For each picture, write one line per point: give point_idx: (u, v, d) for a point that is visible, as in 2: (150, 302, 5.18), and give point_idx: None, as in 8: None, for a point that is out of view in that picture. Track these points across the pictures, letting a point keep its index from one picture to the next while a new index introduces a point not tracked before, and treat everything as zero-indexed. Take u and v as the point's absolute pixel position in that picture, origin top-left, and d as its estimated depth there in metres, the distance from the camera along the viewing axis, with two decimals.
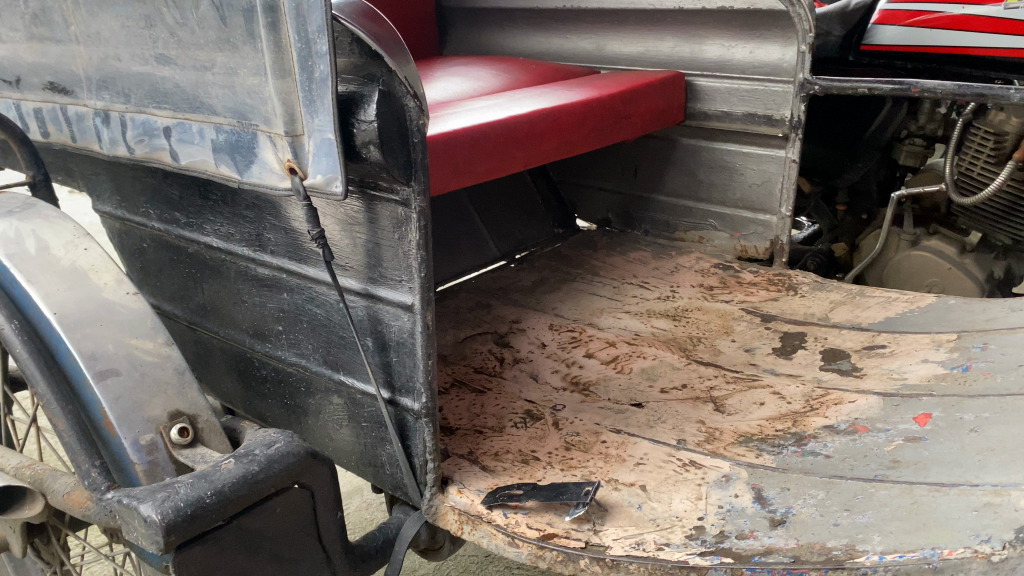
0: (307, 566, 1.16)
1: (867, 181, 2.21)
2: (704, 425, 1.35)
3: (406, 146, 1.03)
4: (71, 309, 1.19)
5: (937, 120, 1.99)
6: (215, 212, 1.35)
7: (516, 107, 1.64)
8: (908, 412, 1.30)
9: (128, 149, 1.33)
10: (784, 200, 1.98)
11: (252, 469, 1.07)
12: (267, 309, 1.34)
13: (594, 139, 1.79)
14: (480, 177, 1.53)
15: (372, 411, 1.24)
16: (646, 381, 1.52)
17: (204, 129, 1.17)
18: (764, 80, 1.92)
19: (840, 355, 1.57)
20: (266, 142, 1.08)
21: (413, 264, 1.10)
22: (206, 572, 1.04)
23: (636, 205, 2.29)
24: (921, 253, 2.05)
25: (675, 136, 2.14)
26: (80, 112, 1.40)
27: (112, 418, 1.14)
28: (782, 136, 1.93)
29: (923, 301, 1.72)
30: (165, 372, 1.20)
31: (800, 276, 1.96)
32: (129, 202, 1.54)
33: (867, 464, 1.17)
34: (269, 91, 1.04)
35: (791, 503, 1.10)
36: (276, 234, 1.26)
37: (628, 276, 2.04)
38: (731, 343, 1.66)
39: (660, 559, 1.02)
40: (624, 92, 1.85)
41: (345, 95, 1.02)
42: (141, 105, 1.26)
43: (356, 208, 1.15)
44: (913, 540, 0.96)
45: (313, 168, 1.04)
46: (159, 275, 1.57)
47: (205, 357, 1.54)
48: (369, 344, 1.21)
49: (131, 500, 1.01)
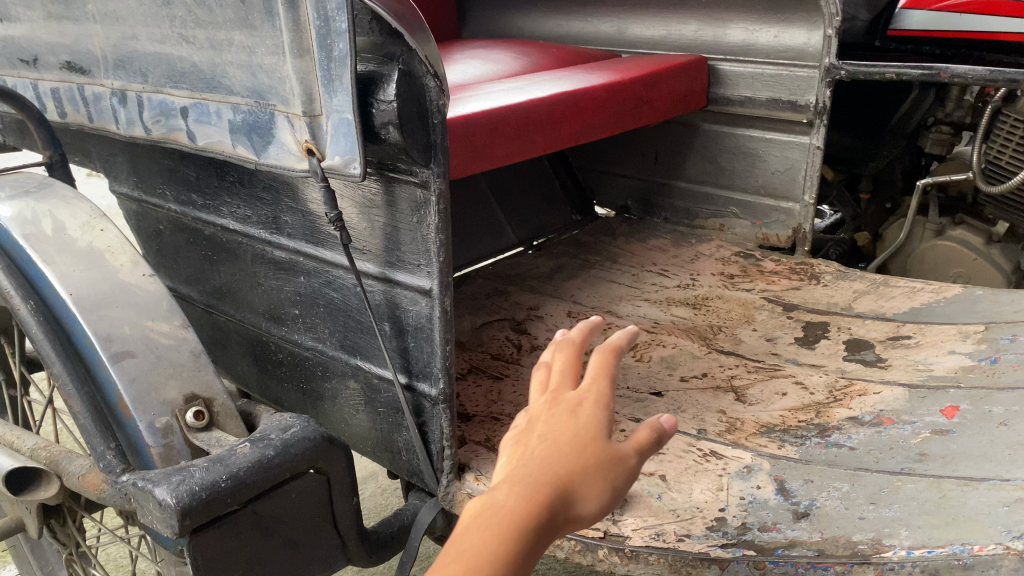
0: (323, 551, 1.15)
1: (892, 169, 2.18)
2: (725, 415, 1.33)
3: (426, 126, 1.01)
4: (87, 290, 1.18)
5: (967, 108, 1.96)
6: (232, 193, 1.34)
7: (537, 90, 1.61)
8: (934, 405, 1.27)
9: (145, 129, 1.32)
10: (808, 188, 1.94)
11: (268, 453, 1.06)
12: (284, 293, 1.33)
13: (615, 124, 1.76)
14: (499, 161, 1.51)
15: (389, 396, 1.22)
16: (666, 370, 1.50)
17: (223, 109, 1.16)
18: (789, 65, 1.88)
19: (864, 345, 1.54)
20: (285, 123, 1.06)
21: (431, 248, 1.08)
22: (220, 557, 1.03)
23: (656, 192, 2.27)
24: (946, 243, 2.01)
25: (697, 122, 2.11)
26: (97, 92, 1.39)
27: (127, 401, 1.13)
28: (807, 122, 1.89)
29: (949, 292, 1.69)
30: (181, 355, 1.19)
31: (823, 265, 1.92)
32: (146, 183, 1.53)
33: (893, 457, 1.14)
34: (288, 71, 1.02)
35: (814, 495, 1.08)
36: (293, 217, 1.24)
37: (648, 263, 2.01)
38: (753, 332, 1.63)
39: (680, 550, 1.00)
40: (645, 75, 1.81)
41: (364, 75, 1.00)
42: (159, 85, 1.25)
43: (374, 190, 1.13)
44: (942, 535, 0.94)
45: (332, 149, 1.02)
46: (175, 258, 1.56)
47: (221, 340, 1.54)
48: (386, 329, 1.20)
49: (146, 483, 1.01)
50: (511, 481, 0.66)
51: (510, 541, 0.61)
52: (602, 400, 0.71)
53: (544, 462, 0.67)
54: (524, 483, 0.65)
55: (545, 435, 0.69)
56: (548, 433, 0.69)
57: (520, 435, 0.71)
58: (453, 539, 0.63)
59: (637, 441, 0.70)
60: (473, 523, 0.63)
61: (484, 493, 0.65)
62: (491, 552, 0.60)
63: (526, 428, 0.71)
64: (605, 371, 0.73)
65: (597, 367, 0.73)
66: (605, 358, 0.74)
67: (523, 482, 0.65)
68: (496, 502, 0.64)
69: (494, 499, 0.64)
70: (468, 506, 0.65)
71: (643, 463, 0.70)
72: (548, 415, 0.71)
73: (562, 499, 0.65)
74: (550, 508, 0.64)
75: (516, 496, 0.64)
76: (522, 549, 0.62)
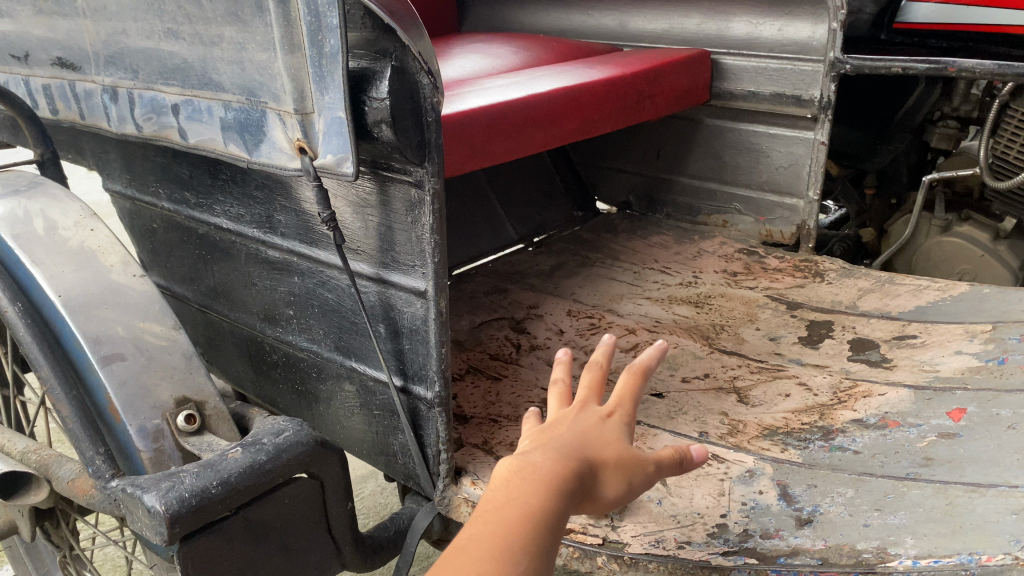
0: (317, 557, 1.13)
1: (897, 164, 2.15)
2: (727, 417, 1.30)
3: (420, 124, 0.99)
4: (77, 291, 1.16)
5: (974, 102, 1.93)
6: (225, 192, 1.31)
7: (536, 85, 1.59)
8: (941, 407, 1.25)
9: (137, 127, 1.30)
10: (812, 184, 1.92)
11: (260, 458, 1.04)
12: (278, 293, 1.30)
13: (616, 120, 1.73)
14: (498, 157, 1.48)
15: (385, 399, 1.20)
16: (667, 370, 1.47)
17: (213, 106, 1.13)
18: (793, 59, 1.85)
19: (869, 345, 1.51)
20: (276, 121, 1.04)
21: (427, 249, 1.06)
22: (211, 564, 1.01)
23: (658, 188, 2.24)
24: (953, 240, 1.98)
25: (700, 117, 2.08)
26: (88, 89, 1.36)
27: (116, 405, 1.11)
28: (811, 117, 1.86)
29: (955, 290, 1.66)
30: (173, 357, 1.17)
31: (828, 262, 1.90)
32: (139, 181, 1.50)
33: (898, 461, 1.12)
34: (279, 67, 0.99)
35: (818, 501, 1.06)
36: (287, 216, 1.22)
37: (649, 261, 1.99)
38: (756, 331, 1.61)
39: (681, 558, 0.98)
40: (647, 70, 1.79)
41: (357, 71, 0.97)
42: (150, 82, 1.22)
43: (368, 189, 1.10)
44: (949, 544, 0.92)
45: (324, 148, 1.00)
46: (169, 257, 1.54)
47: (216, 340, 1.52)
48: (381, 331, 1.17)
49: (135, 489, 0.99)
50: (548, 449, 0.77)
51: (553, 497, 0.72)
52: (629, 410, 0.85)
53: (578, 442, 0.79)
54: (561, 454, 0.76)
55: (579, 424, 0.81)
56: (581, 424, 0.81)
57: (550, 422, 0.83)
58: (498, 488, 0.73)
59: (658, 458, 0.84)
60: (519, 477, 0.73)
61: (523, 455, 0.76)
62: (538, 501, 0.71)
63: (557, 419, 0.83)
64: (633, 389, 0.86)
65: (626, 383, 0.86)
66: (634, 378, 0.87)
67: (560, 452, 0.77)
68: (536, 462, 0.75)
69: (534, 461, 0.75)
70: (511, 464, 0.76)
71: (658, 475, 0.84)
72: (578, 411, 0.84)
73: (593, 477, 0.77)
74: (584, 480, 0.76)
75: (555, 461, 0.75)
76: (561, 505, 0.72)
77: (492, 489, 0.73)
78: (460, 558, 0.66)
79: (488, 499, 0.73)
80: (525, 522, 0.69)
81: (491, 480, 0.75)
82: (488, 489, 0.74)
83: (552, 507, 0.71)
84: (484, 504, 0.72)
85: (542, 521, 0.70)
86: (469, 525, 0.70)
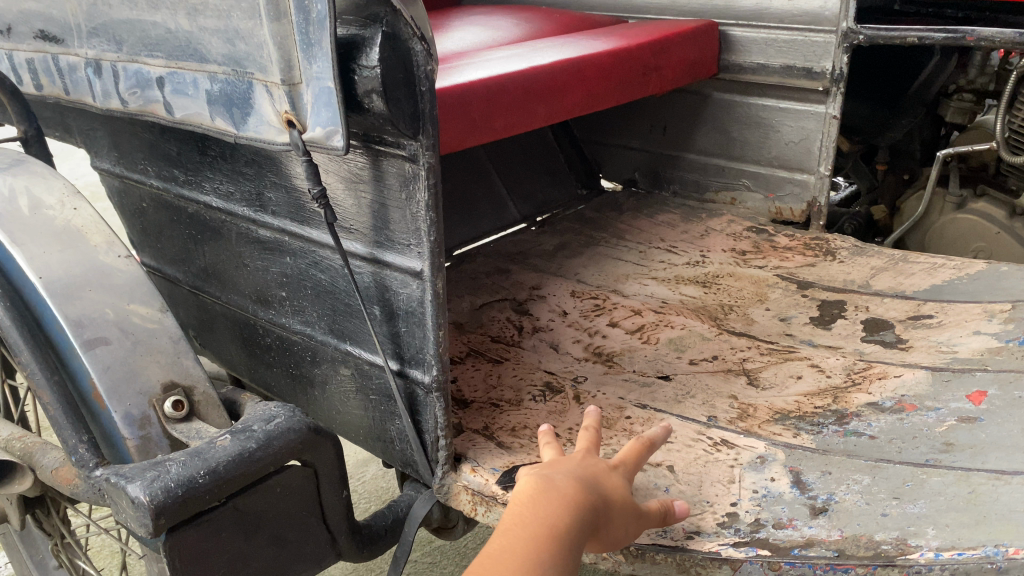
0: (311, 547, 1.09)
1: (911, 140, 2.08)
2: (737, 401, 1.25)
3: (413, 94, 0.93)
4: (59, 273, 1.11)
5: (990, 74, 1.86)
6: (214, 168, 1.26)
7: (538, 57, 1.53)
8: (960, 389, 1.20)
9: (122, 101, 1.24)
10: (823, 159, 1.86)
11: (249, 446, 1.00)
12: (270, 274, 1.26)
13: (621, 94, 1.67)
14: (498, 133, 1.43)
15: (381, 383, 1.16)
16: (674, 352, 1.42)
17: (199, 79, 1.08)
18: (804, 30, 1.78)
19: (883, 325, 1.46)
20: (263, 93, 0.99)
21: (422, 227, 1.01)
22: (200, 556, 0.97)
23: (664, 165, 2.18)
24: (967, 217, 1.92)
25: (707, 91, 2.02)
26: (71, 63, 1.31)
27: (100, 391, 1.06)
28: (823, 90, 1.80)
29: (972, 268, 1.60)
30: (160, 341, 1.13)
31: (839, 240, 1.84)
32: (127, 158, 1.45)
33: (916, 447, 1.07)
34: (264, 35, 0.94)
35: (833, 489, 1.01)
36: (278, 193, 1.17)
37: (655, 240, 1.93)
38: (765, 312, 1.56)
39: (689, 549, 0.94)
40: (653, 41, 1.72)
41: (345, 39, 0.91)
42: (133, 54, 1.17)
43: (360, 164, 1.05)
44: (973, 536, 0.87)
45: (313, 120, 0.95)
46: (160, 237, 1.49)
47: (209, 323, 1.47)
48: (376, 313, 1.13)
49: (119, 479, 0.95)
50: (568, 479, 0.89)
51: (574, 519, 0.83)
52: (632, 467, 0.97)
53: (592, 477, 0.91)
54: (579, 483, 0.88)
55: (590, 463, 0.93)
56: (593, 464, 0.94)
57: (565, 459, 0.95)
58: (524, 505, 0.84)
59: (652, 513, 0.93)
60: (543, 497, 0.85)
61: (546, 480, 0.88)
62: (561, 519, 0.82)
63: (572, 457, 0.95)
64: (640, 451, 0.99)
65: (635, 447, 1.00)
66: (641, 444, 1.00)
67: (579, 481, 0.88)
68: (562, 488, 0.86)
69: (557, 485, 0.87)
70: (533, 485, 0.87)
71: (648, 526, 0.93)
72: (587, 455, 0.96)
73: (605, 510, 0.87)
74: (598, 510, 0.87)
75: (575, 489, 0.87)
76: (580, 526, 0.83)
77: (517, 505, 0.85)
78: (493, 561, 0.77)
79: (515, 514, 0.84)
80: (548, 534, 0.80)
81: (516, 498, 0.86)
82: (513, 504, 0.85)
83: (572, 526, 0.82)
84: (511, 518, 0.83)
85: (564, 537, 0.81)
86: (499, 536, 0.81)
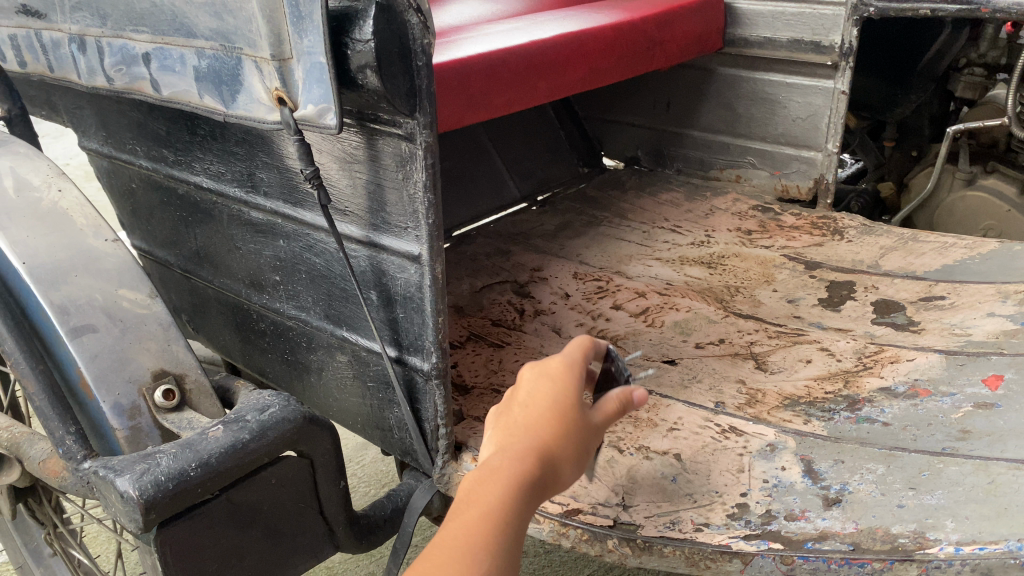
0: (309, 539, 1.06)
1: (919, 116, 2.04)
2: (745, 386, 1.22)
3: (410, 70, 0.89)
4: (43, 258, 1.07)
5: (1001, 48, 1.81)
6: (204, 148, 1.22)
7: (538, 31, 1.48)
8: (975, 373, 1.16)
9: (107, 79, 1.20)
10: (831, 136, 1.81)
11: (243, 437, 0.96)
12: (264, 257, 1.22)
13: (622, 69, 1.62)
14: (497, 110, 1.38)
15: (378, 370, 1.12)
16: (680, 336, 1.39)
17: (186, 55, 1.03)
18: (812, 2, 1.72)
19: (894, 307, 1.42)
20: (252, 69, 0.94)
21: (420, 209, 0.97)
22: (193, 550, 0.94)
23: (668, 142, 2.13)
24: (977, 194, 1.87)
25: (712, 66, 1.97)
26: (55, 38, 1.26)
27: (88, 379, 1.03)
28: (831, 64, 1.75)
29: (984, 247, 1.56)
30: (150, 327, 1.09)
31: (847, 219, 1.80)
32: (115, 138, 1.41)
33: (932, 434, 1.04)
34: (253, 8, 0.89)
35: (846, 479, 0.98)
36: (269, 173, 1.13)
37: (659, 219, 1.89)
38: (773, 293, 1.52)
39: (699, 542, 0.91)
40: (657, 14, 1.67)
41: (337, 11, 0.86)
42: (118, 28, 1.12)
43: (355, 143, 1.00)
44: (993, 529, 0.85)
45: (304, 97, 0.90)
46: (150, 219, 1.45)
47: (202, 307, 1.43)
48: (372, 298, 1.09)
49: (108, 472, 0.91)
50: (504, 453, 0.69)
51: (517, 499, 0.65)
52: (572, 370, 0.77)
53: (526, 427, 0.71)
54: (513, 446, 0.69)
55: (525, 402, 0.73)
56: (531, 399, 0.73)
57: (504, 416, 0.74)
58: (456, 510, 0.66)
59: (607, 413, 0.74)
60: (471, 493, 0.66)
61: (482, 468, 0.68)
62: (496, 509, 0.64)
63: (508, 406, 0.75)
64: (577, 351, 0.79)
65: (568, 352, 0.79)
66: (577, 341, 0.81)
67: (513, 445, 0.69)
68: (496, 467, 0.68)
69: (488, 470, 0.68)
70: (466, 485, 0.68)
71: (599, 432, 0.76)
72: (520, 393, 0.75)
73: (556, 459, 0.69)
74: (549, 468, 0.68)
75: (508, 458, 0.68)
76: (518, 498, 0.65)
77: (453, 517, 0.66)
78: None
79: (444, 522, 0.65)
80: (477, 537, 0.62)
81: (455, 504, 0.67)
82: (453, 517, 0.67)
83: (516, 513, 0.65)
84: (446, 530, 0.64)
85: (509, 531, 0.64)
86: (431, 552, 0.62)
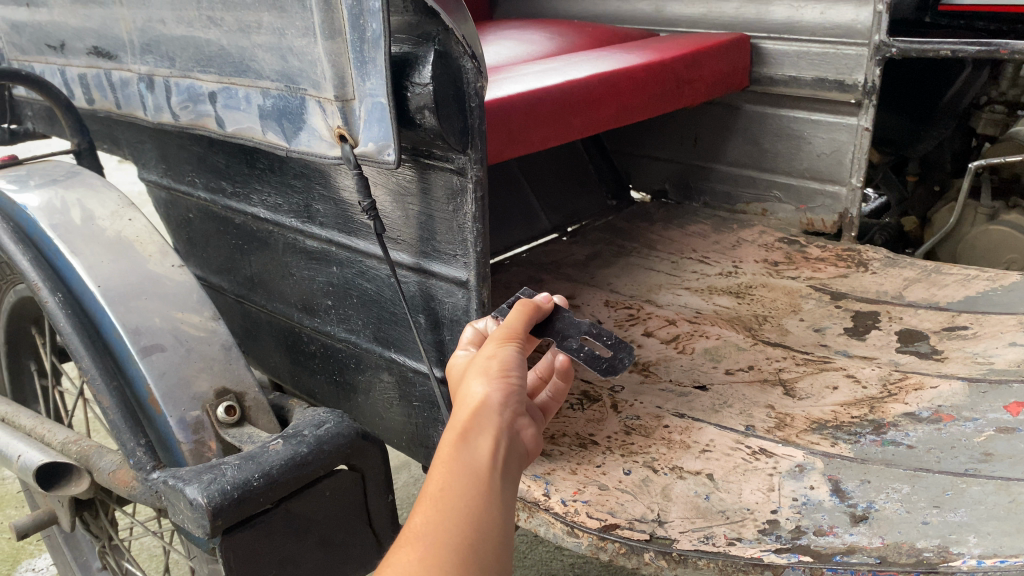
0: (358, 551, 1.12)
1: (941, 151, 2.09)
2: (774, 410, 1.27)
3: (463, 110, 0.97)
4: (116, 282, 1.15)
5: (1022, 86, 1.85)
6: (262, 180, 1.29)
7: (574, 71, 1.55)
8: (997, 400, 1.21)
9: (173, 115, 1.28)
10: (855, 171, 1.87)
11: (301, 451, 1.03)
12: (317, 283, 1.29)
13: (652, 106, 1.69)
14: (535, 145, 1.45)
15: (425, 390, 1.18)
16: (710, 362, 1.44)
17: (251, 94, 1.11)
18: (836, 43, 1.78)
19: (917, 336, 1.47)
20: (316, 108, 1.02)
21: (469, 238, 1.04)
22: (254, 557, 1.00)
23: (695, 175, 2.20)
24: (999, 228, 1.90)
25: (738, 103, 2.04)
26: (124, 78, 1.35)
27: (157, 396, 1.10)
28: (854, 102, 1.81)
29: (1006, 279, 1.61)
30: (212, 348, 1.16)
31: (871, 251, 1.85)
32: (175, 170, 1.49)
33: (955, 456, 1.09)
34: (319, 53, 0.97)
35: (873, 497, 1.02)
36: (326, 205, 1.20)
37: (687, 250, 1.95)
38: (800, 322, 1.57)
39: (732, 555, 0.95)
40: (685, 55, 1.74)
41: (399, 57, 0.95)
42: (186, 69, 1.21)
43: (408, 177, 1.08)
44: (1014, 543, 0.89)
45: (365, 135, 0.98)
46: (206, 247, 1.54)
47: (253, 330, 1.51)
48: (421, 322, 1.16)
49: (177, 481, 0.98)
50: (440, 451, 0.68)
51: (437, 471, 0.64)
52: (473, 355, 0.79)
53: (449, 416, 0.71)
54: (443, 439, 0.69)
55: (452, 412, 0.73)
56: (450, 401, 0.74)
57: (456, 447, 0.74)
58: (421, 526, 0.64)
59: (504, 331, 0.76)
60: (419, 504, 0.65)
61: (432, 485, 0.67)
62: (433, 485, 0.63)
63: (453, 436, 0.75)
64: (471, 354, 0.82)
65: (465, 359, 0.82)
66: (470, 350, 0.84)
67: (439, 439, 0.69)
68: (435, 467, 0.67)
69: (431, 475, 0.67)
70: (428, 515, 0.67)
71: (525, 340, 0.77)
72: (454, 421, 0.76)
73: (463, 408, 0.69)
74: (457, 417, 0.68)
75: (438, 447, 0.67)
76: (453, 466, 0.64)
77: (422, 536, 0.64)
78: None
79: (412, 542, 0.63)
80: (422, 517, 0.61)
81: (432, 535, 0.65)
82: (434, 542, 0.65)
83: (437, 484, 0.63)
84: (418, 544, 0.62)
85: (441, 491, 0.62)
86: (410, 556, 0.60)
